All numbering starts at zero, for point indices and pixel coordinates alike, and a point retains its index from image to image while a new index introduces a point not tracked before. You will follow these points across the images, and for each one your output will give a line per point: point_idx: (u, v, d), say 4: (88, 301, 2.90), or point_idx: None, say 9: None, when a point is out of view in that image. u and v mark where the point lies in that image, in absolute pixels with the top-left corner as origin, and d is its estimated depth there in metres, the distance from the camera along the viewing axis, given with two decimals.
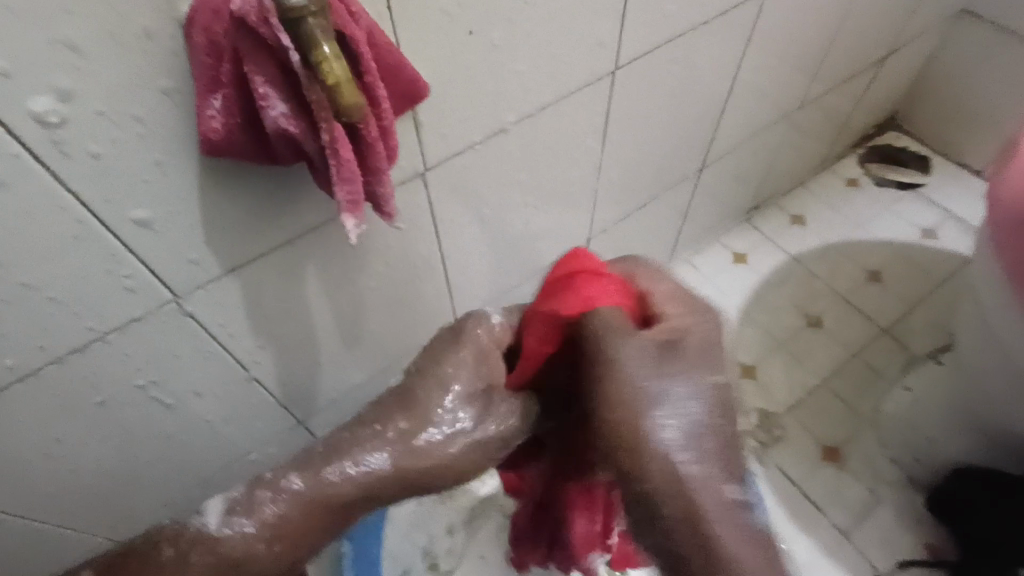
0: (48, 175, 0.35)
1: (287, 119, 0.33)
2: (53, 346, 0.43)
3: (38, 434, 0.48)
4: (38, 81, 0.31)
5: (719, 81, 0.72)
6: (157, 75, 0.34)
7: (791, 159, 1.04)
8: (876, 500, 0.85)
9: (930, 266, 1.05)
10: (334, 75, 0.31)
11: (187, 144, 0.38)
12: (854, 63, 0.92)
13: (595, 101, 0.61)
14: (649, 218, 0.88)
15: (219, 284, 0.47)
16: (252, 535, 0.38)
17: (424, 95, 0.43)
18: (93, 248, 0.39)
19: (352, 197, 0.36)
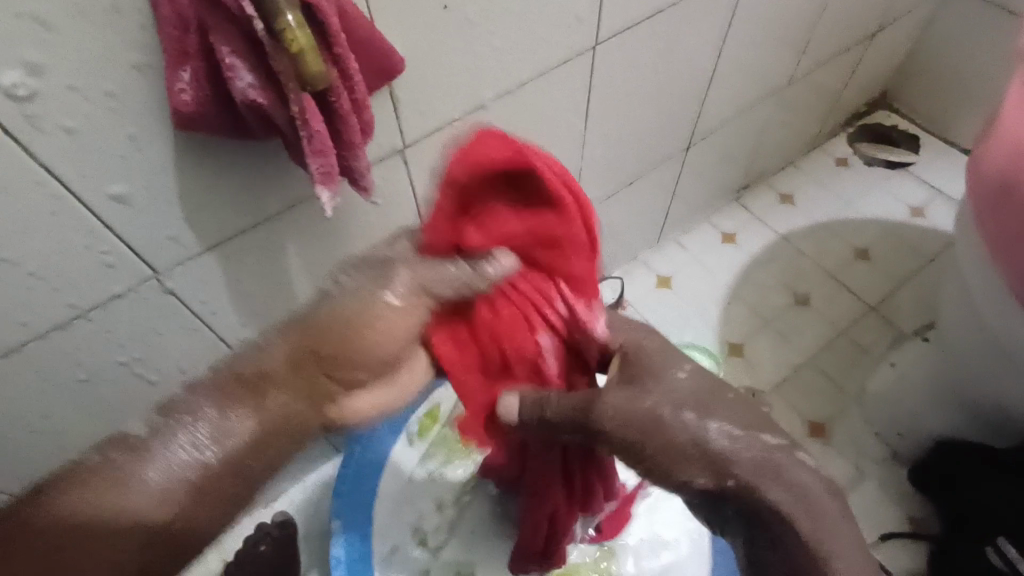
0: (21, 150, 0.35)
1: (255, 90, 0.34)
2: (34, 322, 0.43)
3: (23, 409, 0.49)
4: (7, 55, 0.31)
5: (704, 57, 0.72)
6: (127, 49, 0.34)
7: (780, 137, 1.04)
8: (860, 474, 0.86)
9: (918, 244, 1.05)
10: (297, 43, 0.31)
11: (161, 119, 0.38)
12: (842, 39, 0.92)
13: (577, 77, 0.60)
14: (636, 197, 0.88)
15: (199, 261, 0.48)
16: None
17: (399, 70, 0.42)
18: (70, 224, 0.40)
19: (325, 170, 0.38)
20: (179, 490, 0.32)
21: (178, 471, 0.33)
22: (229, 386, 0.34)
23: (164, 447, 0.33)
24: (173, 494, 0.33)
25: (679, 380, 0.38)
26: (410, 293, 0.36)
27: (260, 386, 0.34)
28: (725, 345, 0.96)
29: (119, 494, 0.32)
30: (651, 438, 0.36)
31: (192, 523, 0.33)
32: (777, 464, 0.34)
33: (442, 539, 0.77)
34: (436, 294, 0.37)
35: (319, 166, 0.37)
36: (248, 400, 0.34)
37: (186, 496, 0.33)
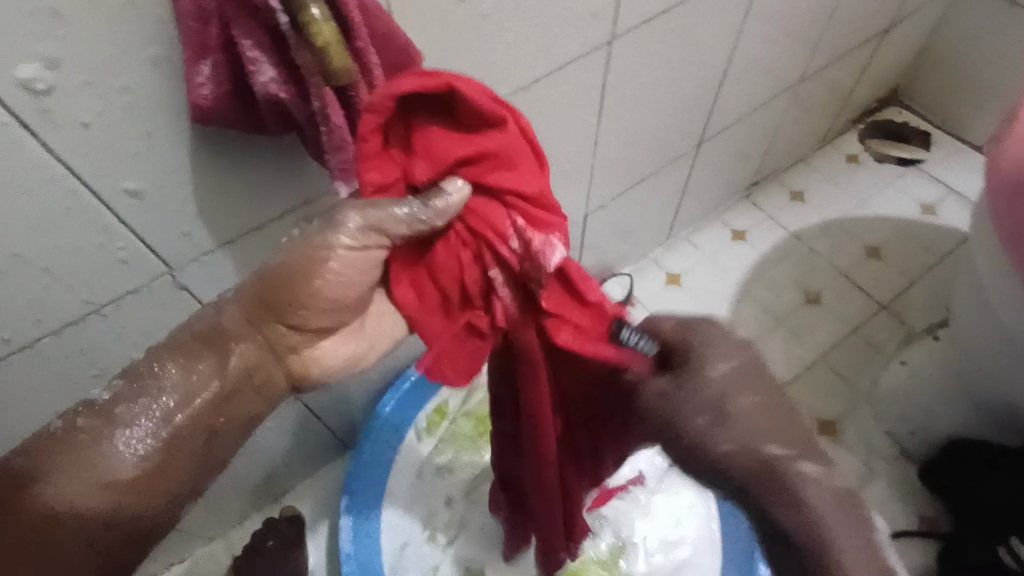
0: (38, 145, 0.34)
1: (276, 84, 0.33)
2: (49, 319, 0.43)
3: (36, 405, 0.49)
4: (24, 48, 0.31)
5: (719, 53, 0.71)
6: (145, 42, 0.34)
7: (792, 134, 1.04)
8: (871, 473, 0.85)
9: (929, 242, 1.04)
10: (323, 37, 0.30)
11: (177, 114, 0.37)
12: (856, 35, 0.91)
13: (592, 73, 0.60)
14: (648, 194, 0.87)
15: (213, 258, 0.48)
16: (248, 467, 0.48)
17: (418, 64, 0.42)
18: (86, 220, 0.39)
19: (345, 166, 0.37)
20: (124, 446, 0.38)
21: (150, 432, 0.38)
22: (186, 357, 0.40)
23: (134, 414, 0.38)
24: (144, 454, 0.38)
25: (714, 382, 0.38)
26: (363, 230, 0.37)
27: (221, 348, 0.41)
28: None
29: (96, 456, 0.38)
30: (680, 447, 0.39)
31: (158, 482, 0.39)
32: (779, 476, 0.37)
33: (451, 535, 0.76)
34: (390, 233, 0.37)
35: (338, 161, 0.37)
36: (211, 368, 0.40)
37: (161, 455, 0.39)
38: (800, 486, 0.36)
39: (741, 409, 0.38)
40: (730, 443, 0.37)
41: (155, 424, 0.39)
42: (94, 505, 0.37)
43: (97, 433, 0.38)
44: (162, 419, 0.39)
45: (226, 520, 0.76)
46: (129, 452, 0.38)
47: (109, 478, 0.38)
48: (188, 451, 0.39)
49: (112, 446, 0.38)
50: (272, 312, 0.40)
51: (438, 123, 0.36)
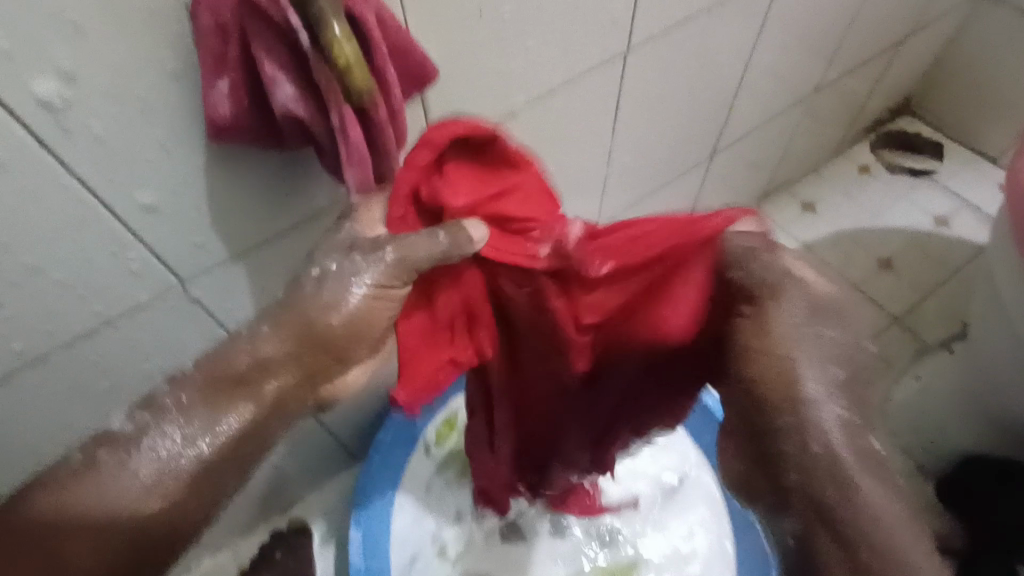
0: (53, 159, 0.34)
1: (295, 101, 0.33)
2: (61, 330, 0.43)
3: (46, 416, 0.48)
4: (42, 62, 0.31)
5: (733, 64, 0.71)
6: (163, 56, 0.33)
7: (805, 145, 1.03)
8: None
9: (943, 254, 1.03)
10: (345, 56, 0.30)
11: (193, 127, 0.37)
12: (871, 45, 0.91)
13: (607, 84, 0.59)
14: (660, 205, 0.87)
15: (225, 270, 0.47)
16: None
17: (433, 78, 0.41)
18: (99, 232, 0.39)
19: (362, 183, 0.36)
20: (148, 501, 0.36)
21: (162, 462, 0.36)
22: (207, 385, 0.38)
23: (150, 441, 0.36)
24: (156, 485, 0.36)
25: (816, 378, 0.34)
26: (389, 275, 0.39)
27: (248, 382, 0.39)
28: None
29: (108, 485, 0.36)
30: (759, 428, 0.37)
31: (170, 510, 0.37)
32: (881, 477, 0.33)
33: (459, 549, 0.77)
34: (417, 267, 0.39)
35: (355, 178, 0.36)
36: (237, 395, 0.38)
37: (171, 487, 0.36)
38: (863, 477, 0.33)
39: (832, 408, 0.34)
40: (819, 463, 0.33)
41: (167, 454, 0.36)
42: (106, 530, 0.36)
43: (103, 465, 0.36)
44: (181, 445, 0.37)
45: (233, 530, 0.76)
46: (142, 483, 0.36)
47: (121, 507, 0.36)
48: (205, 481, 0.37)
49: (125, 475, 0.36)
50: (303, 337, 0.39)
51: (462, 162, 0.42)
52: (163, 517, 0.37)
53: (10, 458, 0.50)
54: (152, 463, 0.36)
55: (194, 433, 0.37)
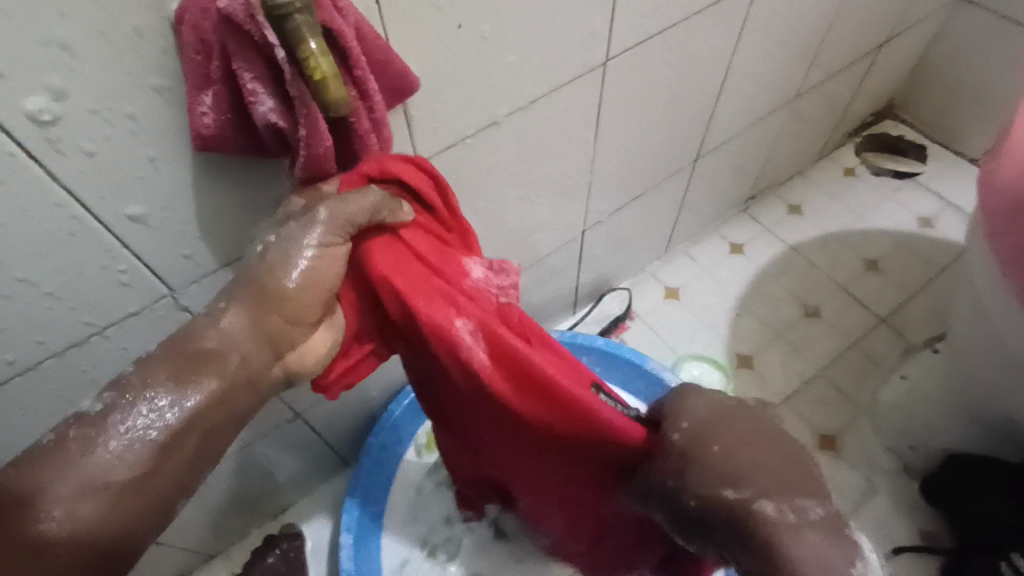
0: (43, 173, 0.35)
1: (276, 114, 0.34)
2: (52, 340, 0.44)
3: (37, 425, 0.49)
4: (31, 81, 0.32)
5: (714, 70, 0.72)
6: (148, 72, 0.34)
7: (789, 148, 1.04)
8: (873, 488, 0.85)
9: (927, 255, 1.05)
10: (321, 71, 0.31)
11: (179, 140, 0.38)
12: (852, 50, 0.92)
13: (588, 93, 0.61)
14: (646, 209, 0.88)
15: (213, 279, 0.48)
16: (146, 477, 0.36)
17: (414, 87, 0.43)
18: (89, 244, 0.40)
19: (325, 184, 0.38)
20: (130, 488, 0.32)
21: (145, 426, 0.33)
22: (179, 361, 0.35)
23: (125, 410, 0.33)
24: (131, 456, 0.32)
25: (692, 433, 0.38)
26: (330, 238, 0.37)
27: (215, 353, 0.35)
28: (734, 357, 0.96)
29: (72, 468, 0.32)
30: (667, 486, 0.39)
31: (151, 475, 0.33)
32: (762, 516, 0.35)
33: (451, 551, 0.77)
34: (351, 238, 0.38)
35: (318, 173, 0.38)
36: (202, 366, 0.35)
37: (158, 456, 0.33)
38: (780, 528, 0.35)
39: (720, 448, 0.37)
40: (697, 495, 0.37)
41: (143, 421, 0.33)
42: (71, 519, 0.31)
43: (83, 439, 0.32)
44: (152, 416, 0.33)
45: (225, 537, 0.76)
46: (113, 458, 0.32)
47: (88, 484, 0.32)
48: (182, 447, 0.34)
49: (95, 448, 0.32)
50: (264, 300, 0.36)
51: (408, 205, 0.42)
52: (132, 501, 0.32)
53: None
54: (128, 432, 0.33)
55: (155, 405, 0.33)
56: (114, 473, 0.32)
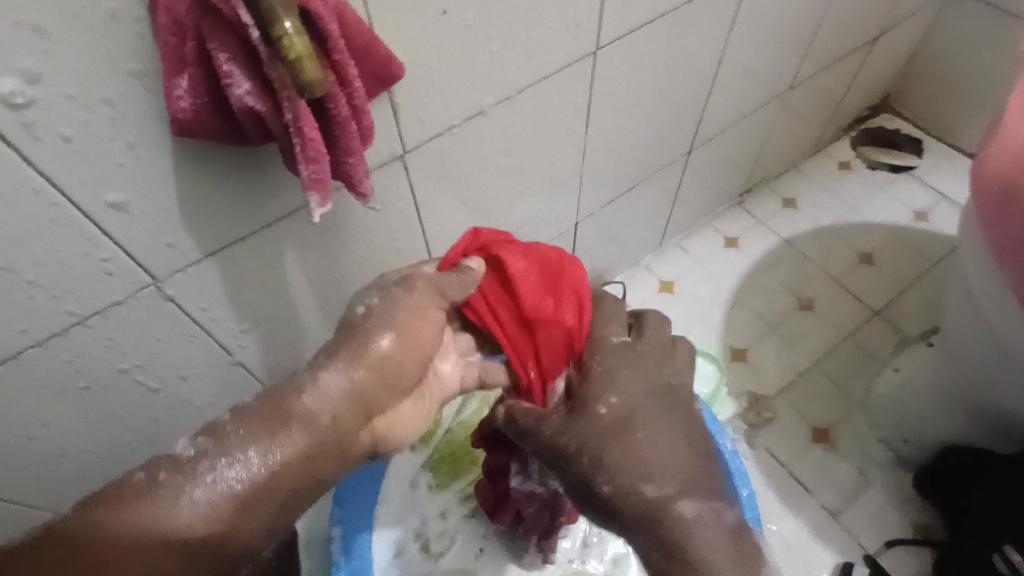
0: (19, 158, 0.35)
1: (253, 96, 0.33)
2: (34, 330, 0.43)
3: (23, 417, 0.49)
4: (4, 64, 0.31)
5: (704, 63, 0.72)
6: (125, 56, 0.34)
7: (784, 142, 1.04)
8: (866, 480, 0.85)
9: (921, 248, 1.04)
10: (295, 51, 0.30)
11: (159, 126, 0.38)
12: (846, 41, 0.92)
13: (577, 82, 0.60)
14: (637, 202, 0.88)
15: (198, 268, 0.48)
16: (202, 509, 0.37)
17: (397, 76, 0.42)
18: (68, 232, 0.40)
19: (317, 176, 0.37)
20: (216, 528, 0.37)
21: (241, 460, 0.38)
22: (269, 416, 0.40)
23: (212, 467, 0.38)
24: (234, 507, 0.38)
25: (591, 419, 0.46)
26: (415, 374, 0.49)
27: (299, 425, 0.40)
28: (728, 350, 0.96)
29: (174, 508, 0.36)
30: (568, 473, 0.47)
31: (241, 521, 0.38)
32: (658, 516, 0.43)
33: (444, 545, 0.77)
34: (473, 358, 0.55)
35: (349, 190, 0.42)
36: (285, 428, 0.40)
37: (234, 508, 0.38)
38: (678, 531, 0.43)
39: (630, 440, 0.45)
40: (610, 481, 0.44)
41: (235, 480, 0.38)
42: (169, 543, 0.36)
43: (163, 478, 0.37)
44: (238, 469, 0.38)
45: None
46: (214, 509, 0.37)
47: (190, 524, 0.36)
48: (286, 485, 0.40)
49: (185, 502, 0.36)
50: (360, 401, 0.43)
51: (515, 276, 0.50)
52: (238, 537, 0.38)
53: None
54: (228, 491, 0.38)
55: (245, 469, 0.38)
56: (214, 518, 0.37)
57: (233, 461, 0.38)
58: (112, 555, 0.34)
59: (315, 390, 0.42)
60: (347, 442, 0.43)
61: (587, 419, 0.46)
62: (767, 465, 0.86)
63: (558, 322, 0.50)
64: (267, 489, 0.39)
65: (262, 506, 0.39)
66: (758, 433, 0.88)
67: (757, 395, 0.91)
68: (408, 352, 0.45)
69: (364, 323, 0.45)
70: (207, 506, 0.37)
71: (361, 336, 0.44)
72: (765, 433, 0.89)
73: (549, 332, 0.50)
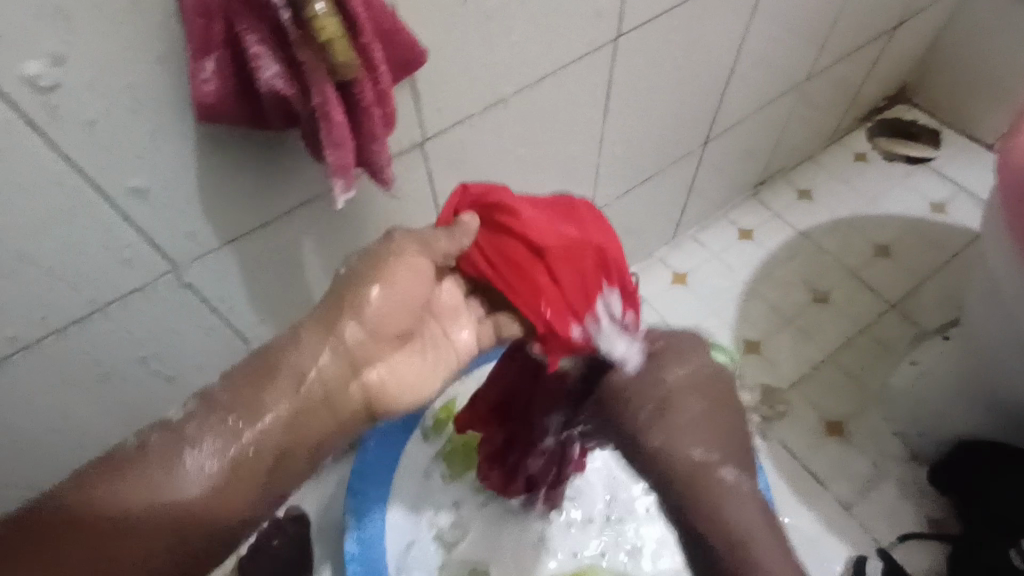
0: (42, 143, 0.34)
1: (280, 81, 0.33)
2: (55, 317, 0.43)
3: (42, 404, 0.49)
4: (29, 46, 0.31)
5: (725, 52, 0.71)
6: (150, 40, 0.33)
7: (800, 133, 1.03)
8: (879, 473, 0.84)
9: (937, 241, 1.03)
10: (327, 32, 0.31)
11: (182, 111, 0.37)
12: (866, 30, 0.90)
13: (598, 70, 0.59)
14: (653, 193, 0.87)
15: (218, 256, 0.47)
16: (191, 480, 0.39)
17: (421, 61, 0.42)
18: (90, 218, 0.39)
19: (342, 162, 0.36)
20: (200, 500, 0.39)
21: (223, 435, 0.41)
22: (252, 387, 0.42)
23: (194, 444, 0.40)
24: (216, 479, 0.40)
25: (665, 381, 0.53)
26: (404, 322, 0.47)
27: (284, 388, 0.43)
28: (741, 343, 0.95)
29: (160, 482, 0.39)
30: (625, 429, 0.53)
31: (225, 492, 0.40)
32: (701, 475, 0.49)
33: (459, 534, 0.77)
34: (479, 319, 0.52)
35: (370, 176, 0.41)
36: (266, 394, 0.42)
37: (219, 478, 0.40)
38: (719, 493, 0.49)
39: (687, 408, 0.52)
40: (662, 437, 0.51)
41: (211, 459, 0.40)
42: (160, 514, 0.38)
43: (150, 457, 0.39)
44: (219, 446, 0.40)
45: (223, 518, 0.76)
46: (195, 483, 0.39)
47: (174, 499, 0.39)
48: (265, 457, 0.42)
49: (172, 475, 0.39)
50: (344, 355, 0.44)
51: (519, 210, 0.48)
52: (225, 506, 0.40)
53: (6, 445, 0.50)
54: (210, 467, 0.40)
55: (223, 444, 0.40)
56: (197, 489, 0.39)
57: (213, 436, 0.40)
58: (97, 529, 0.37)
59: (294, 358, 0.43)
60: (336, 402, 0.45)
61: (653, 383, 0.53)
62: (779, 458, 0.86)
63: (590, 254, 0.48)
64: (244, 464, 0.41)
65: (246, 476, 0.41)
66: (771, 426, 0.88)
67: (771, 388, 0.91)
68: (398, 316, 0.46)
69: (348, 282, 0.45)
70: (194, 477, 0.39)
71: (346, 294, 0.44)
72: (779, 426, 0.88)
73: (580, 257, 0.48)
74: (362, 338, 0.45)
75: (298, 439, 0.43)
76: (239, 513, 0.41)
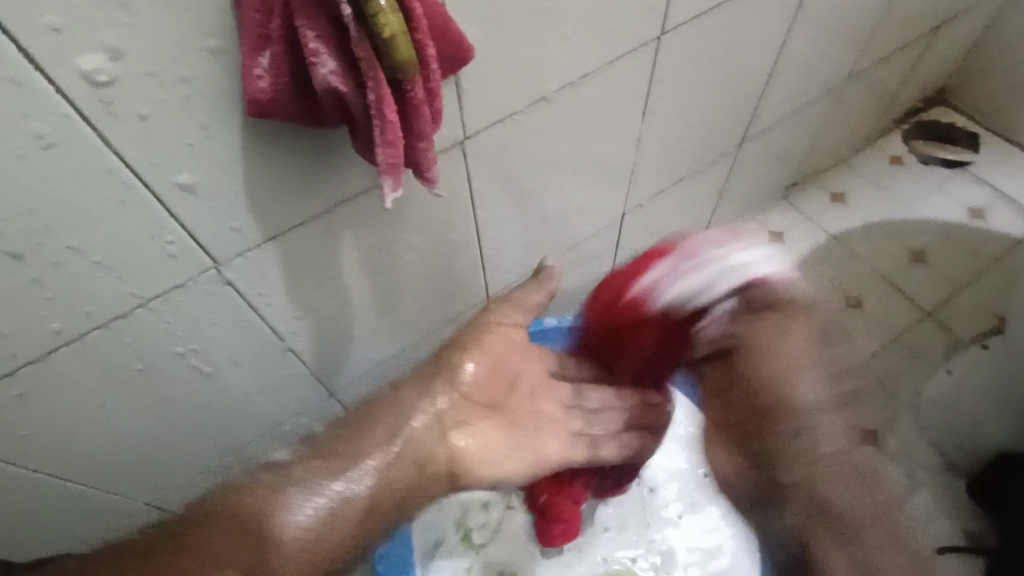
0: (95, 137, 0.34)
1: (337, 77, 0.32)
2: (99, 312, 0.43)
3: (83, 398, 0.49)
4: (87, 39, 0.30)
5: (766, 52, 0.70)
6: (205, 34, 0.33)
7: (835, 136, 1.01)
8: (915, 484, 0.82)
9: (976, 248, 1.01)
10: (389, 27, 0.30)
11: (233, 106, 0.37)
12: (907, 32, 0.88)
13: (640, 69, 0.58)
14: (685, 195, 0.85)
15: (259, 253, 0.47)
16: (299, 524, 0.52)
17: (468, 59, 0.41)
18: (138, 213, 0.39)
19: (393, 161, 0.36)
20: (309, 541, 0.52)
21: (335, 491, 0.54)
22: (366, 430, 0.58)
23: (299, 493, 0.53)
24: (322, 517, 0.53)
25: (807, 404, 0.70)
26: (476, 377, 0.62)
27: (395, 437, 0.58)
28: None
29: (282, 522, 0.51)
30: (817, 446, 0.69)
31: (319, 549, 0.52)
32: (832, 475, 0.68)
33: (486, 536, 0.78)
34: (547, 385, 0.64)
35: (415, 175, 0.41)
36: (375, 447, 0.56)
37: (322, 525, 0.52)
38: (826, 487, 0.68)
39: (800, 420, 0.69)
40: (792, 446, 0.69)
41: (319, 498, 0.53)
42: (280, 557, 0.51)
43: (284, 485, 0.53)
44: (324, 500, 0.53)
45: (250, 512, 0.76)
46: (300, 520, 0.52)
47: (277, 535, 0.51)
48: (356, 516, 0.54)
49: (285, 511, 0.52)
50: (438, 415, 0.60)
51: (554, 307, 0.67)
52: (316, 558, 0.52)
53: (47, 438, 0.50)
54: (312, 513, 0.52)
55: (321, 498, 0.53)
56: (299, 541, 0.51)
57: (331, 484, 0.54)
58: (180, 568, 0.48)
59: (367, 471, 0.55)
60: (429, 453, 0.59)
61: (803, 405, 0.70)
62: None
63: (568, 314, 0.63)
64: (344, 506, 0.54)
65: (343, 525, 0.54)
66: None
67: None
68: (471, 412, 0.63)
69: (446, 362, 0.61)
70: (303, 521, 0.52)
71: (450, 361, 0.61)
72: None
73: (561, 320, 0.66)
74: (449, 420, 0.61)
75: (388, 491, 0.56)
76: (335, 552, 0.53)
